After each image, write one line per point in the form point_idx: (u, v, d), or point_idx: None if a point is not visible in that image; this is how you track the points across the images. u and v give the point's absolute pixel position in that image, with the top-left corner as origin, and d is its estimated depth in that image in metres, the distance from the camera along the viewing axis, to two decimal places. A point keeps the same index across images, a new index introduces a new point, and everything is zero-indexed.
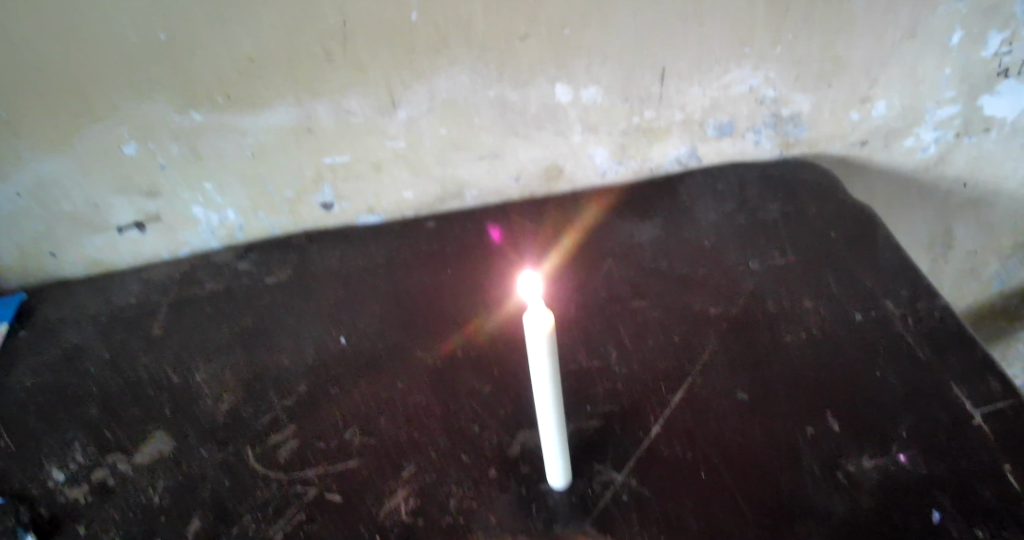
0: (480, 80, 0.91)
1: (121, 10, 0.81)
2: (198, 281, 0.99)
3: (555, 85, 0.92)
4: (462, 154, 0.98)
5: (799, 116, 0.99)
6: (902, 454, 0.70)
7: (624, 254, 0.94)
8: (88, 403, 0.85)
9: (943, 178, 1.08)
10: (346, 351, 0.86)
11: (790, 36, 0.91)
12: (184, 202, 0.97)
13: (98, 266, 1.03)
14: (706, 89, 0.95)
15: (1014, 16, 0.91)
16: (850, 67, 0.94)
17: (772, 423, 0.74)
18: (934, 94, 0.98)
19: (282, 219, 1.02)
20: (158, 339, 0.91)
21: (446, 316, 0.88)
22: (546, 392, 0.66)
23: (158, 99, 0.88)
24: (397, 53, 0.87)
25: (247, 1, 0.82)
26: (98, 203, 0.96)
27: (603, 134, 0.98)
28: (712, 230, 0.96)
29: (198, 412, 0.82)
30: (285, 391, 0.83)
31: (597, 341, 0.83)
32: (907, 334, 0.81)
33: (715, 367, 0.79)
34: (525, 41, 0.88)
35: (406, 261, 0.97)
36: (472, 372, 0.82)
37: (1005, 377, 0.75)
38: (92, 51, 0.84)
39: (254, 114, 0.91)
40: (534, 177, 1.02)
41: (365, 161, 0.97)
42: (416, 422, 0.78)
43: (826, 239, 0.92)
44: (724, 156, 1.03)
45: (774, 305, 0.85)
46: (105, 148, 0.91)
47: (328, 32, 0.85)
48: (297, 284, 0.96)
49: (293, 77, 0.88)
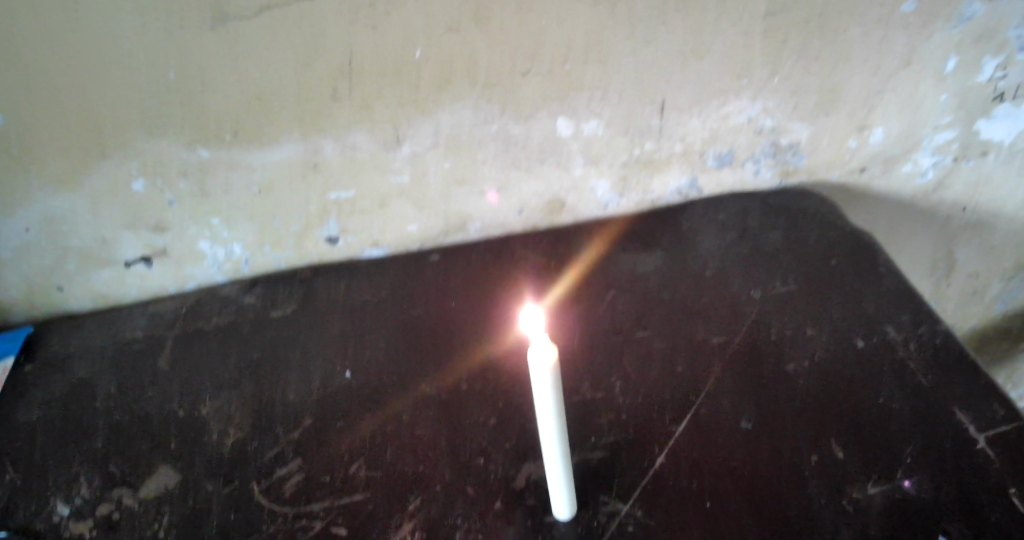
0: (483, 116, 0.93)
1: (131, 52, 0.84)
2: (205, 315, 1.00)
3: (557, 119, 0.94)
4: (466, 188, 0.99)
5: (797, 145, 1.00)
6: (907, 481, 0.71)
7: (627, 285, 0.94)
8: (94, 437, 0.86)
9: (943, 202, 1.09)
10: (352, 383, 0.87)
11: (787, 67, 0.92)
12: (191, 237, 1.00)
13: (105, 299, 1.05)
14: (705, 121, 0.96)
15: (1008, 42, 0.92)
16: (848, 97, 0.96)
17: (777, 451, 0.74)
18: (932, 120, 0.99)
19: (288, 253, 1.04)
20: (164, 373, 0.92)
21: (450, 348, 0.89)
22: (551, 423, 0.66)
23: (167, 137, 0.90)
24: (401, 90, 0.89)
25: (256, 43, 0.84)
26: (107, 239, 0.99)
27: (604, 166, 0.99)
28: (714, 259, 0.96)
29: (205, 446, 0.83)
30: (291, 424, 0.83)
31: (601, 372, 0.84)
32: (909, 359, 0.81)
33: (719, 395, 0.79)
34: (526, 77, 0.90)
35: (411, 294, 0.98)
36: (476, 404, 0.82)
37: (1008, 401, 0.75)
38: (104, 92, 0.86)
39: (261, 151, 0.93)
40: (536, 209, 1.03)
41: (371, 196, 0.99)
42: (421, 454, 0.78)
43: (827, 266, 0.93)
44: (724, 186, 1.04)
45: (777, 333, 0.85)
46: (114, 185, 0.94)
47: (335, 71, 0.87)
48: (303, 318, 0.97)
49: (300, 115, 0.90)
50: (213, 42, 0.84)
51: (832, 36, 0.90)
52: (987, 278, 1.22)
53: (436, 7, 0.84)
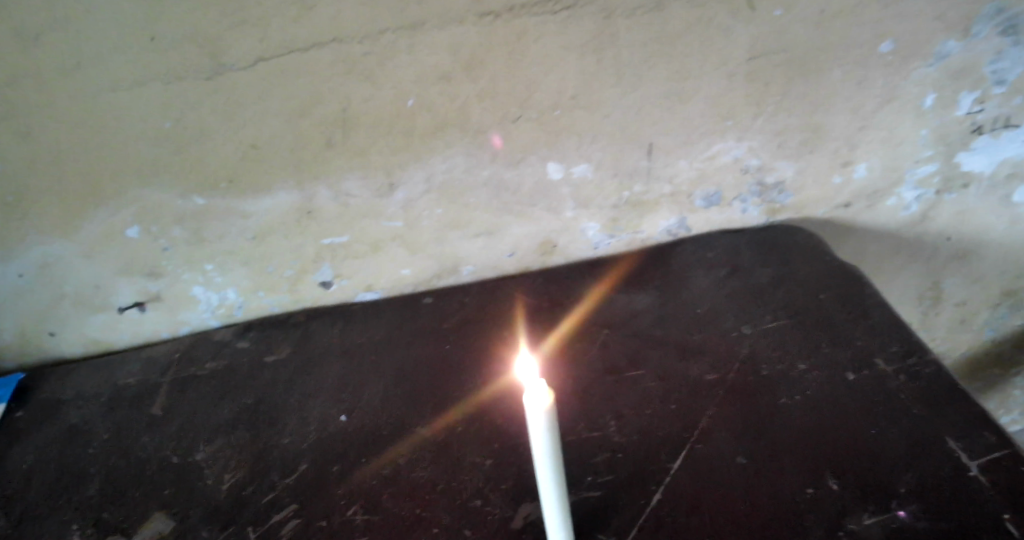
0: (474, 162, 0.95)
1: (129, 101, 0.86)
2: (199, 361, 1.00)
3: (547, 164, 0.96)
4: (459, 232, 1.01)
5: (783, 183, 1.03)
6: (903, 511, 0.71)
7: (620, 324, 0.95)
8: (87, 483, 0.86)
9: (928, 233, 1.11)
10: (348, 426, 0.87)
11: (770, 108, 0.95)
12: (185, 282, 1.00)
13: (98, 344, 1.05)
14: (692, 161, 0.98)
15: (984, 77, 0.95)
16: (831, 135, 0.98)
17: (773, 486, 0.74)
18: (913, 155, 1.01)
19: (282, 298, 1.04)
20: (159, 418, 0.92)
21: (446, 390, 0.90)
22: (546, 466, 0.67)
23: (163, 185, 0.92)
24: (395, 138, 0.91)
25: (251, 93, 0.86)
26: (101, 284, 0.99)
27: (594, 208, 1.01)
28: (705, 297, 0.98)
29: (200, 492, 0.83)
30: (288, 469, 0.83)
31: (596, 411, 0.84)
32: (901, 391, 0.81)
33: (714, 431, 0.80)
34: (517, 122, 0.92)
35: (407, 337, 0.99)
36: (473, 445, 0.82)
37: (999, 427, 0.76)
38: (100, 142, 0.88)
39: (256, 198, 0.94)
40: (528, 251, 1.05)
41: (365, 241, 1.00)
42: (419, 497, 0.78)
43: (816, 301, 0.94)
44: (712, 225, 1.06)
45: (769, 369, 0.86)
46: (110, 232, 0.95)
47: (329, 120, 0.89)
48: (298, 362, 0.97)
49: (295, 163, 0.92)
50: (210, 91, 0.86)
51: (813, 78, 0.93)
52: (975, 307, 1.24)
53: (427, 57, 0.86)
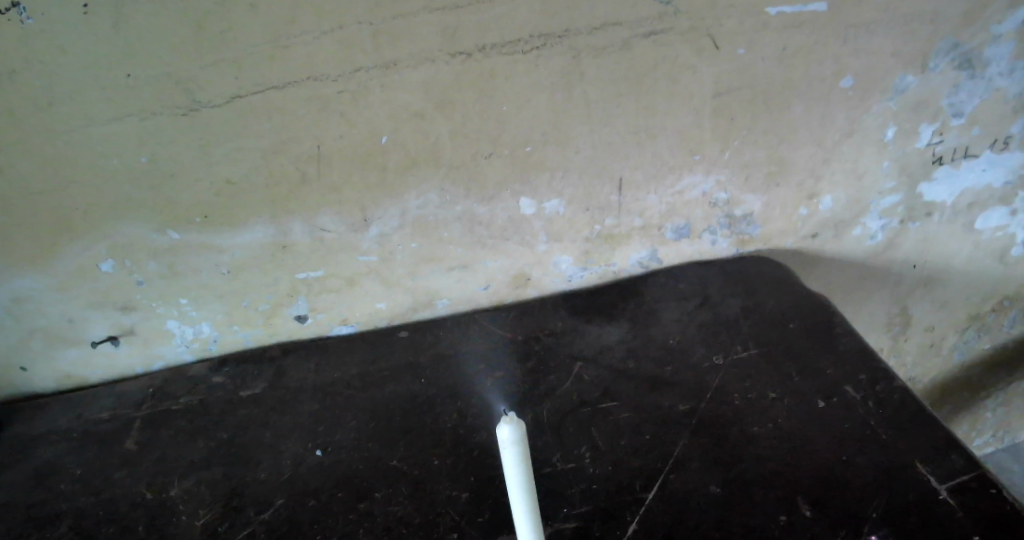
0: (448, 197, 0.96)
1: (105, 137, 0.86)
2: (172, 396, 1.00)
3: (519, 199, 0.98)
4: (433, 266, 1.02)
5: (751, 215, 1.05)
6: (874, 535, 0.73)
7: (594, 356, 0.97)
8: (58, 523, 0.84)
9: (893, 261, 1.14)
10: (324, 462, 0.87)
11: (736, 143, 0.98)
12: (160, 316, 1.00)
13: (69, 379, 1.04)
14: (661, 195, 1.01)
15: (942, 110, 0.98)
16: (795, 169, 1.01)
17: (747, 515, 0.75)
18: (877, 186, 1.05)
19: (257, 331, 1.04)
20: (132, 455, 0.91)
21: (421, 425, 0.90)
22: (518, 497, 0.68)
23: (138, 220, 0.92)
24: (369, 174, 0.93)
25: (227, 131, 0.87)
26: (74, 319, 0.99)
27: (567, 241, 1.03)
28: (676, 328, 0.99)
29: (174, 530, 0.82)
30: (264, 504, 0.83)
31: (571, 443, 0.85)
32: (869, 418, 0.83)
33: (688, 461, 0.81)
34: (490, 159, 0.94)
35: (383, 372, 0.99)
36: (448, 480, 0.83)
37: (966, 451, 0.78)
38: (74, 177, 0.88)
39: (231, 233, 0.95)
40: (503, 284, 1.06)
41: (340, 276, 1.01)
42: (395, 532, 0.78)
43: (785, 331, 0.96)
44: (683, 256, 1.08)
45: (740, 398, 0.88)
46: (83, 267, 0.95)
47: (305, 157, 0.90)
48: (273, 398, 0.97)
49: (270, 198, 0.93)
50: (186, 128, 0.87)
51: (777, 113, 0.96)
52: (943, 331, 1.27)
53: (401, 96, 0.88)
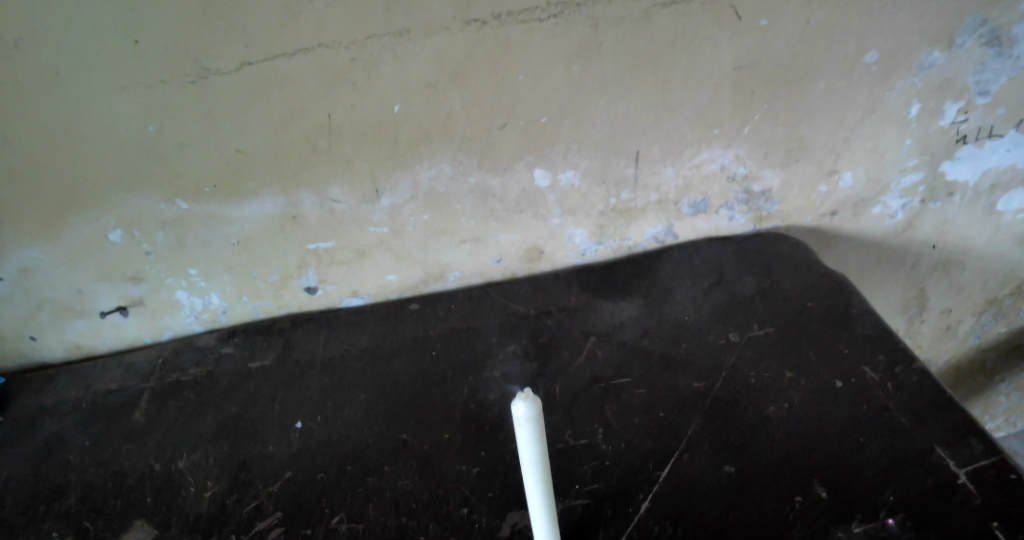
0: (461, 168, 0.94)
1: (112, 106, 0.85)
2: (181, 368, 0.99)
3: (534, 171, 0.96)
4: (444, 240, 1.01)
5: (769, 191, 1.03)
6: (890, 519, 0.71)
7: (607, 333, 0.95)
8: (67, 494, 0.84)
9: (913, 242, 1.12)
10: (331, 437, 0.86)
11: (756, 118, 0.95)
12: (168, 287, 0.99)
13: (79, 349, 1.03)
14: (679, 170, 0.99)
15: (967, 89, 0.96)
16: (816, 146, 0.99)
17: (761, 497, 0.74)
18: (898, 165, 1.02)
19: (266, 303, 1.04)
20: (140, 427, 0.91)
21: (431, 400, 0.89)
22: (532, 475, 0.67)
23: (146, 190, 0.91)
24: (380, 145, 0.91)
25: (235, 99, 0.86)
26: (82, 290, 0.98)
27: (581, 216, 1.01)
28: (691, 306, 0.98)
29: (181, 503, 0.81)
30: (272, 478, 0.82)
31: (582, 421, 0.84)
32: (888, 401, 0.81)
33: (701, 441, 0.80)
34: (503, 130, 0.92)
35: (393, 346, 0.98)
36: (457, 456, 0.82)
37: (986, 436, 0.76)
38: (82, 145, 0.87)
39: (240, 204, 0.94)
40: (515, 258, 1.04)
41: (350, 248, 1.00)
42: (403, 508, 0.77)
43: (803, 310, 0.94)
44: (699, 232, 1.07)
45: (756, 378, 0.86)
46: (91, 237, 0.94)
47: (314, 128, 0.89)
48: (282, 371, 0.96)
49: (279, 170, 0.91)
50: (194, 97, 0.85)
51: (798, 89, 0.94)
52: (960, 314, 1.25)
53: (414, 65, 0.86)
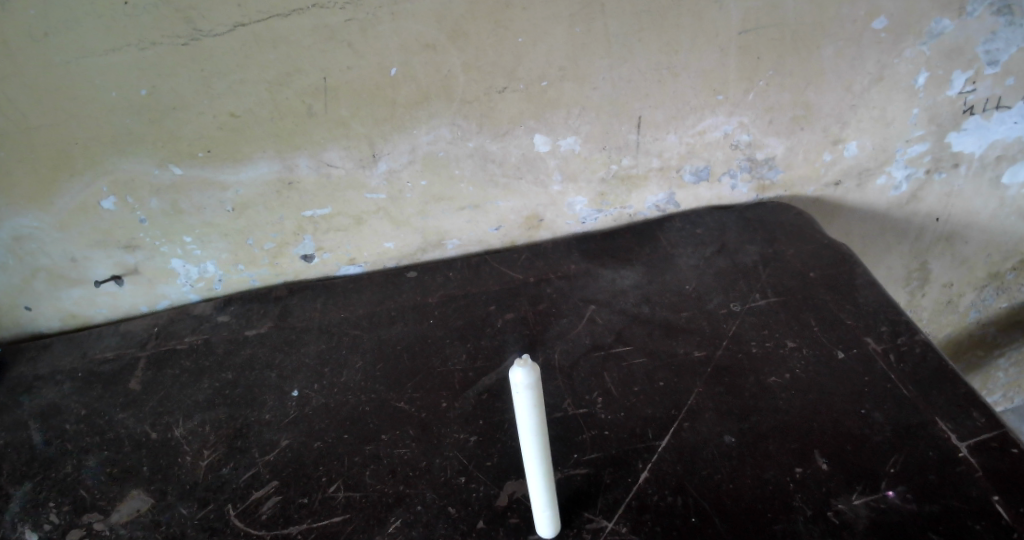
0: (460, 132, 0.93)
1: (103, 68, 0.83)
2: (177, 336, 0.98)
3: (534, 136, 0.94)
4: (443, 206, 0.99)
5: (774, 159, 1.01)
6: (891, 491, 0.71)
7: (606, 301, 0.94)
8: (64, 461, 0.83)
9: (916, 213, 1.10)
10: (328, 404, 0.85)
11: (762, 84, 0.94)
12: (163, 255, 0.98)
13: (75, 319, 1.02)
14: (682, 136, 0.97)
15: (976, 58, 0.94)
16: (821, 113, 0.97)
17: (762, 467, 0.73)
18: (903, 134, 1.00)
19: (262, 271, 1.02)
20: (136, 396, 0.90)
21: (429, 368, 0.88)
22: (531, 442, 0.65)
23: (139, 155, 0.89)
24: (378, 109, 0.89)
25: (229, 60, 0.84)
26: (76, 259, 0.97)
27: (581, 183, 1.00)
28: (692, 274, 0.96)
29: (177, 469, 0.81)
30: (268, 446, 0.82)
31: (582, 389, 0.83)
32: (890, 371, 0.81)
33: (702, 412, 0.79)
34: (504, 94, 0.90)
35: (391, 313, 0.97)
36: (455, 424, 0.81)
37: (988, 409, 0.76)
38: (72, 108, 0.85)
39: (234, 169, 0.92)
40: (514, 225, 1.03)
41: (347, 215, 0.98)
42: (400, 475, 0.76)
43: (805, 280, 0.93)
44: (701, 200, 1.05)
45: (758, 347, 0.85)
46: (83, 204, 0.92)
47: (311, 90, 0.87)
48: (279, 338, 0.95)
49: (275, 134, 0.90)
50: (187, 58, 0.83)
51: (805, 54, 0.92)
52: (961, 288, 1.24)
53: (413, 26, 0.84)
